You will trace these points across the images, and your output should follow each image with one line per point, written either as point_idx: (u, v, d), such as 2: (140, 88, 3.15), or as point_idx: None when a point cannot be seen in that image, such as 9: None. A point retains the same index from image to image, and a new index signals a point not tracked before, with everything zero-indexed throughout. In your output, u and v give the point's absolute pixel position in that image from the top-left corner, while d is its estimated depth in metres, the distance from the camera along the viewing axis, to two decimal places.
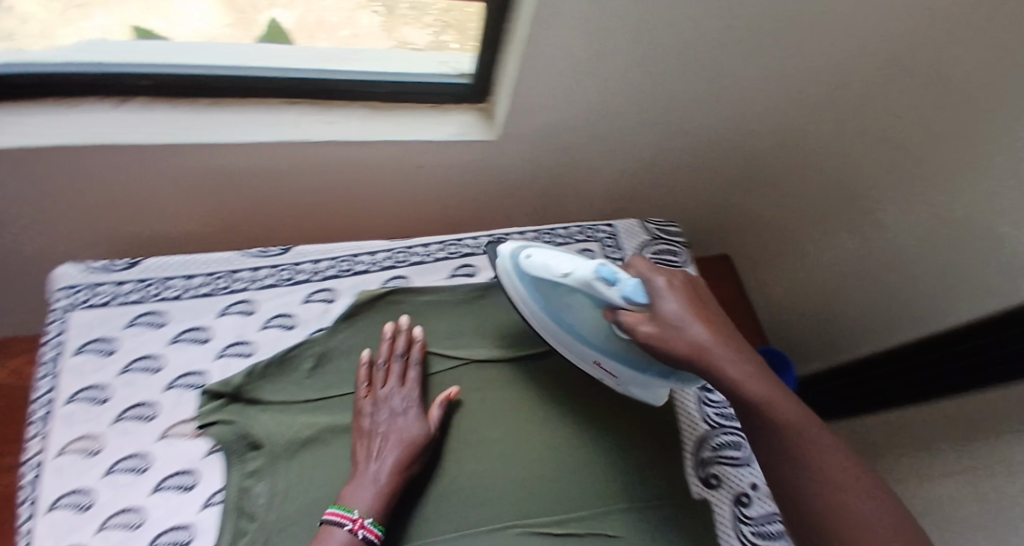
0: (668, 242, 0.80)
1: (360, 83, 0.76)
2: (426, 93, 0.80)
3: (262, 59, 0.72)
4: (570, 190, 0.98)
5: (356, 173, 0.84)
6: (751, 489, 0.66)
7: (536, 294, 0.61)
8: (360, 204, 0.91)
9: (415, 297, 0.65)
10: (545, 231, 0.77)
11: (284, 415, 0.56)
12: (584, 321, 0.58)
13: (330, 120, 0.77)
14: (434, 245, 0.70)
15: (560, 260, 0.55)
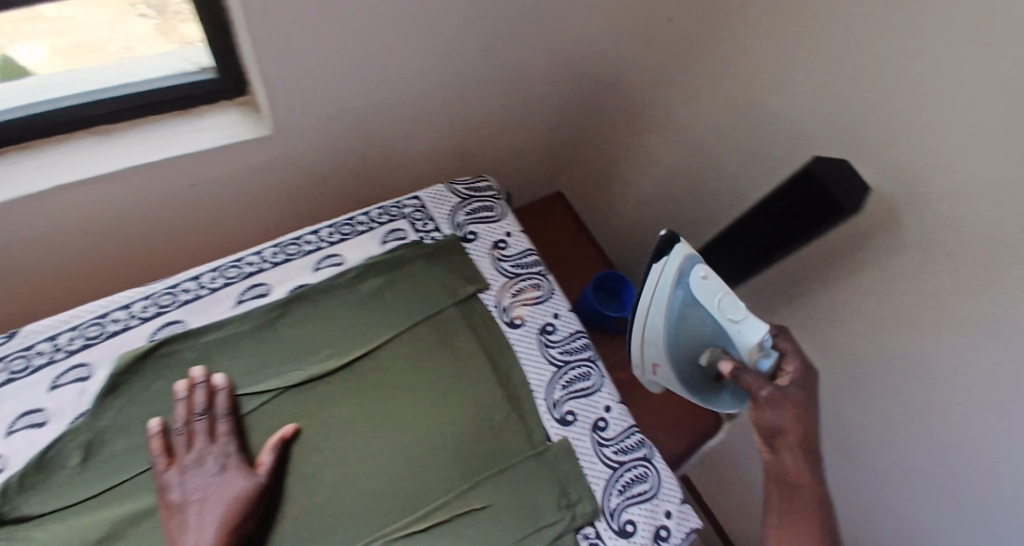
0: (481, 200, 0.78)
1: (92, 107, 0.69)
2: (174, 99, 0.73)
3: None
4: (386, 161, 0.93)
5: (130, 204, 0.76)
6: (605, 412, 0.69)
7: (664, 306, 0.62)
8: (153, 233, 0.83)
9: (193, 341, 0.59)
10: (343, 221, 0.70)
11: (62, 521, 0.49)
12: (701, 332, 0.63)
13: (81, 147, 0.70)
14: (205, 274, 0.63)
15: (729, 301, 0.60)
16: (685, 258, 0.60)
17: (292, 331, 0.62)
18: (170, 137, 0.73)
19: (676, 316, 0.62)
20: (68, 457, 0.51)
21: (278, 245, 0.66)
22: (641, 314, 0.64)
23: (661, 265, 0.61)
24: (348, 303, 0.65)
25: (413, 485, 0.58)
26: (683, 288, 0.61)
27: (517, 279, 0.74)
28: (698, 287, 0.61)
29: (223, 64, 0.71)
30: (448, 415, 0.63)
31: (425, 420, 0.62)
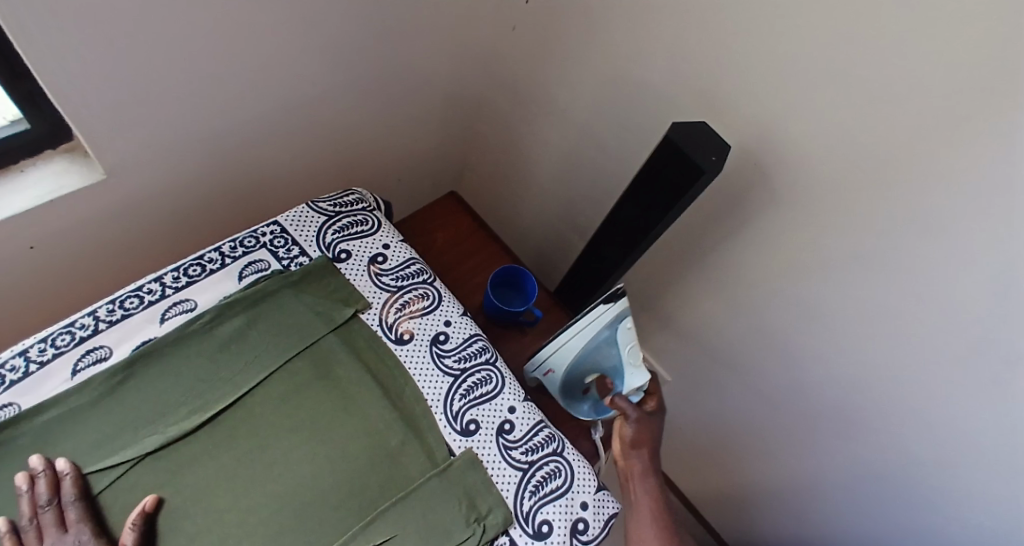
0: (350, 215, 0.74)
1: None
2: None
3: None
4: (244, 191, 0.87)
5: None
6: (510, 413, 0.67)
7: (593, 335, 0.68)
8: (8, 306, 0.75)
9: (34, 421, 0.52)
10: (191, 261, 0.65)
11: None
12: (602, 358, 0.71)
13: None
14: (32, 344, 0.56)
15: (631, 348, 0.70)
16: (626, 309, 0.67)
17: (146, 390, 0.56)
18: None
19: (593, 345, 0.69)
20: None
21: (113, 301, 0.60)
22: (568, 333, 0.67)
23: (607, 307, 0.67)
24: (211, 351, 0.60)
25: (301, 534, 0.54)
26: (610, 329, 0.68)
27: (401, 292, 0.71)
28: (622, 331, 0.69)
29: (35, 112, 0.63)
30: (335, 450, 0.59)
31: (307, 461, 0.57)
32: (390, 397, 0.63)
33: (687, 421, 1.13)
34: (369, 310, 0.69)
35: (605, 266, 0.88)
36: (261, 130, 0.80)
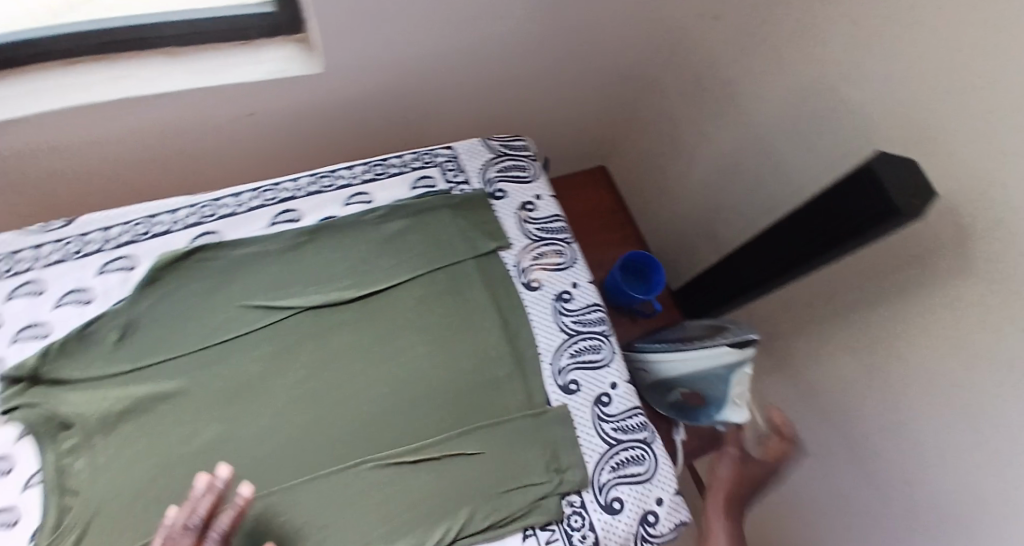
0: (514, 159, 0.77)
1: (163, 29, 0.72)
2: (234, 29, 0.75)
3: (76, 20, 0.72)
4: (415, 118, 0.94)
5: (192, 126, 0.80)
6: (611, 388, 0.68)
7: (705, 366, 0.65)
8: (215, 159, 0.88)
9: (229, 252, 0.61)
10: (377, 161, 0.72)
11: (91, 391, 0.53)
12: (705, 386, 0.68)
13: (147, 68, 0.74)
14: (246, 192, 0.65)
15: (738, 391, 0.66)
16: (750, 357, 0.62)
17: (317, 259, 0.64)
18: (197, 72, 0.74)
19: (703, 374, 0.66)
20: (109, 336, 0.55)
21: (314, 175, 0.68)
22: (684, 353, 0.66)
23: (729, 349, 0.62)
24: (371, 241, 0.66)
25: (401, 422, 0.59)
26: (725, 369, 0.64)
27: (541, 244, 0.73)
28: (736, 374, 0.65)
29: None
30: (447, 363, 0.63)
31: (421, 363, 0.62)
32: (507, 334, 0.67)
33: None
34: (507, 249, 0.72)
35: (738, 282, 0.85)
36: (452, 62, 0.86)
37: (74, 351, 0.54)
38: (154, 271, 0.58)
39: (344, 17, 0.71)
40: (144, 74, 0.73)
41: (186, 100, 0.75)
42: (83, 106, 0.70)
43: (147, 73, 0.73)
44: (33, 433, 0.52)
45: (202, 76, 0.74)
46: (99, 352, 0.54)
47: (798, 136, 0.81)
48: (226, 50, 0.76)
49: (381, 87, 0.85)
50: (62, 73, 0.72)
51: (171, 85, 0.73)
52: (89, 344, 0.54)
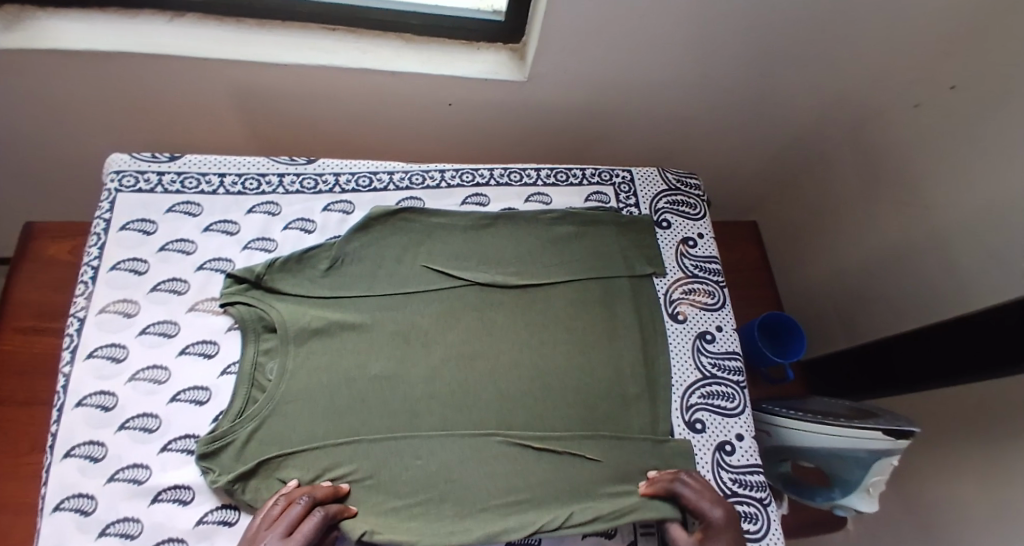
0: (686, 195, 0.79)
1: (407, 16, 0.82)
2: (464, 30, 0.85)
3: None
4: (582, 135, 0.99)
5: (399, 104, 0.90)
6: (736, 439, 0.67)
7: (843, 447, 0.64)
8: (402, 135, 0.97)
9: (426, 218, 0.69)
10: (561, 169, 0.77)
11: (298, 305, 0.62)
12: (836, 466, 0.66)
13: (381, 46, 0.84)
14: (449, 170, 0.72)
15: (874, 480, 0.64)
16: (901, 447, 0.60)
17: (492, 242, 0.70)
18: (419, 58, 0.84)
19: (838, 452, 0.65)
20: (319, 266, 0.64)
21: (507, 169, 0.74)
22: (825, 427, 0.65)
23: (880, 434, 0.61)
24: (541, 239, 0.72)
25: (535, 407, 0.63)
26: (868, 453, 0.63)
27: (693, 280, 0.74)
28: (878, 461, 0.63)
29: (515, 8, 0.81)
30: (587, 369, 0.66)
31: (562, 360, 0.66)
32: (646, 357, 0.68)
33: None
34: (661, 276, 0.74)
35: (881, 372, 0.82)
36: (636, 92, 0.91)
37: (291, 270, 0.63)
38: (365, 220, 0.66)
39: (563, 34, 0.78)
40: (378, 50, 0.83)
41: (404, 80, 0.85)
42: (327, 66, 0.81)
43: (380, 50, 0.83)
44: (242, 328, 0.60)
45: (423, 62, 0.84)
46: (308, 277, 0.63)
47: (987, 237, 0.77)
48: (446, 45, 0.86)
49: (566, 101, 0.91)
50: (310, 32, 0.82)
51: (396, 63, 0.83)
52: (302, 268, 0.63)
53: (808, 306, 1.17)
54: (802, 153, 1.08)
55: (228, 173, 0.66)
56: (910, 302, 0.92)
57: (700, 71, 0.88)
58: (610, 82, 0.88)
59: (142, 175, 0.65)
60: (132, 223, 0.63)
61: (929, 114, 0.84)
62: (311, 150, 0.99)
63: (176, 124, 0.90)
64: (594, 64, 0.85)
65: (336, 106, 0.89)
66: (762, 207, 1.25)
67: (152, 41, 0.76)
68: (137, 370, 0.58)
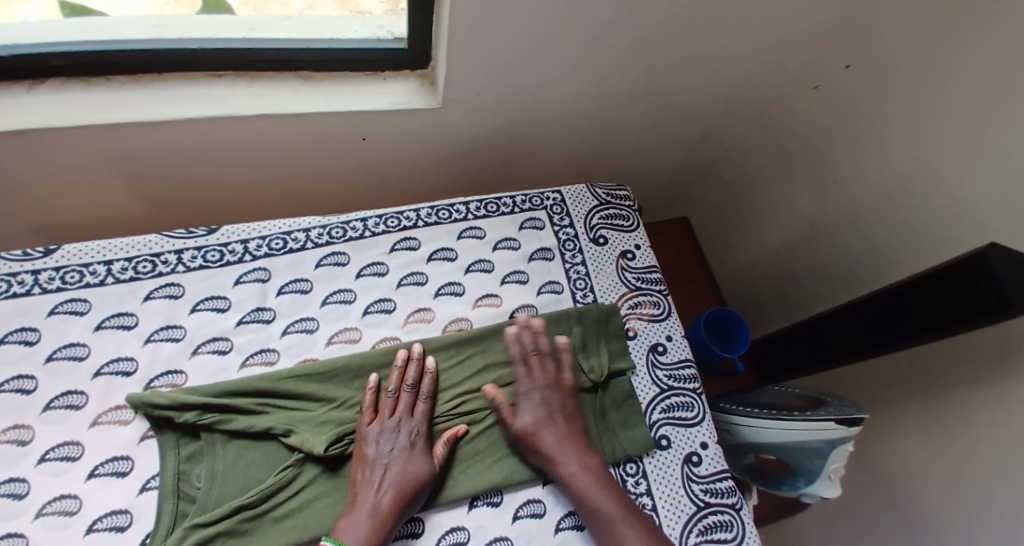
0: (617, 208, 0.79)
1: (300, 52, 0.76)
2: (365, 60, 0.79)
3: (210, 33, 0.73)
4: (505, 154, 0.98)
5: (306, 148, 0.84)
6: (701, 448, 0.67)
7: (801, 441, 0.65)
8: (315, 179, 0.92)
9: (352, 275, 0.63)
10: (490, 200, 0.74)
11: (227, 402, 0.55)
12: (797, 460, 0.68)
13: (277, 88, 0.78)
14: (372, 218, 0.67)
15: (835, 466, 0.66)
16: (855, 435, 0.63)
17: (429, 291, 0.66)
18: (320, 97, 0.79)
19: (799, 446, 0.66)
20: (240, 348, 0.58)
21: (433, 208, 0.71)
22: (786, 423, 0.66)
23: (835, 426, 0.63)
24: (481, 277, 0.69)
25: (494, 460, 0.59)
26: (825, 443, 0.65)
27: (637, 293, 0.74)
28: (835, 449, 0.65)
29: (418, 36, 0.77)
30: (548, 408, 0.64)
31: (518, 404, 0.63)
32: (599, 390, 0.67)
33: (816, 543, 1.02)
34: (606, 295, 0.73)
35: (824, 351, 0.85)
36: (552, 107, 0.90)
37: (206, 357, 0.57)
38: (285, 287, 0.61)
39: (471, 59, 0.76)
40: (274, 93, 0.77)
41: (308, 123, 0.79)
42: (219, 117, 0.74)
43: (276, 92, 0.77)
44: (160, 436, 0.53)
45: (324, 101, 0.78)
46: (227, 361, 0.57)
47: (898, 210, 0.82)
48: (348, 78, 0.81)
49: (481, 123, 0.89)
50: (194, 82, 0.74)
51: (295, 107, 0.77)
52: (219, 353, 0.57)
53: (743, 290, 1.21)
54: (718, 144, 1.11)
55: (116, 262, 0.59)
56: (836, 277, 0.97)
57: (615, 79, 0.87)
58: (525, 100, 0.87)
59: (13, 278, 0.57)
60: (8, 336, 0.55)
61: (827, 99, 0.88)
62: (216, 208, 0.92)
63: (51, 200, 0.80)
64: (507, 85, 0.83)
65: (235, 158, 0.82)
66: (687, 199, 1.28)
67: (9, 114, 0.67)
68: (40, 504, 0.49)
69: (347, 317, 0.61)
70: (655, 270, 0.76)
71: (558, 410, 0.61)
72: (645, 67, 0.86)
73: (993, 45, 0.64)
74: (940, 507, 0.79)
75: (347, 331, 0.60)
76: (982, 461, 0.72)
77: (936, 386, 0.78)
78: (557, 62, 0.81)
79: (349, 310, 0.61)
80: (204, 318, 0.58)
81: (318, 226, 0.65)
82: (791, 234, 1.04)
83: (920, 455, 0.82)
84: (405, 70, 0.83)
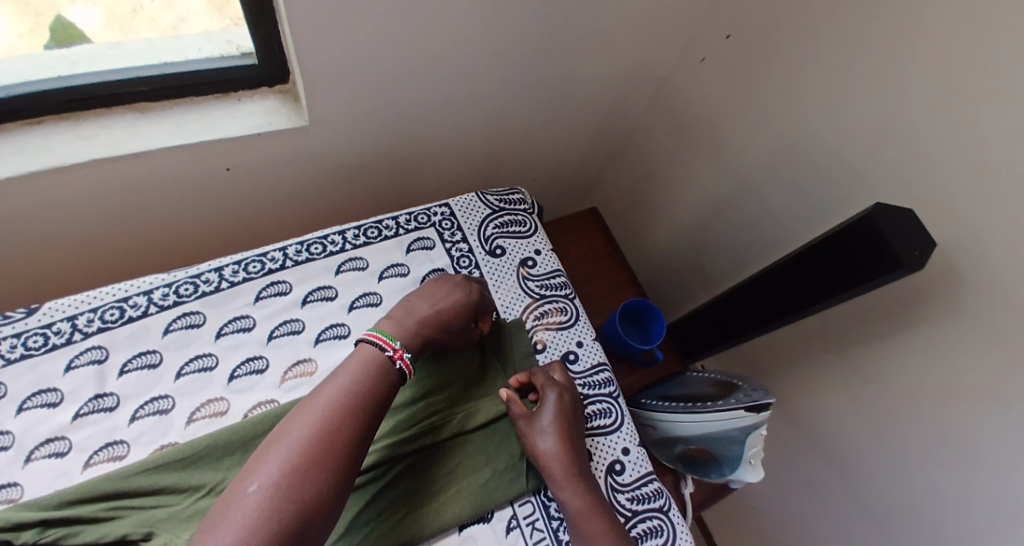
0: (512, 213, 0.75)
1: (130, 83, 0.66)
2: (211, 83, 0.70)
3: (24, 75, 0.63)
4: (396, 167, 0.91)
5: (161, 190, 0.75)
6: (623, 454, 0.65)
7: (718, 430, 0.65)
8: (183, 220, 0.82)
9: (213, 338, 0.56)
10: (370, 224, 0.68)
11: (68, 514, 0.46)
12: (717, 448, 0.68)
13: (112, 128, 0.68)
14: (231, 266, 0.60)
15: (753, 450, 0.66)
16: (766, 419, 0.63)
17: (307, 339, 0.59)
18: (164, 132, 0.69)
19: (716, 435, 0.66)
20: (81, 446, 0.50)
21: (303, 243, 0.64)
22: (701, 415, 0.66)
23: (746, 414, 0.63)
24: (367, 313, 0.63)
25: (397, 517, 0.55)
26: (740, 431, 0.65)
27: (542, 301, 0.71)
28: (750, 435, 0.65)
29: (267, 51, 0.68)
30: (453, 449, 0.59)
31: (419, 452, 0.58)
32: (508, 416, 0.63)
33: (756, 509, 1.04)
34: (509, 309, 0.69)
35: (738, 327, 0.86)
36: (437, 114, 0.84)
37: (42, 463, 0.49)
38: (129, 364, 0.53)
39: (330, 73, 0.69)
40: (109, 133, 0.67)
41: (156, 163, 0.70)
42: (40, 170, 0.64)
43: (112, 132, 0.67)
44: None
45: (169, 136, 0.69)
46: (68, 463, 0.49)
47: (789, 179, 0.82)
48: (198, 107, 0.71)
49: (360, 139, 0.82)
50: (12, 133, 0.65)
51: (135, 147, 0.67)
52: (56, 455, 0.49)
53: (663, 270, 1.19)
54: (619, 128, 1.09)
55: None
56: (745, 250, 0.96)
57: (498, 75, 0.82)
58: (405, 110, 0.80)
59: None
60: None
61: (711, 75, 0.87)
62: (74, 266, 0.81)
63: None
64: (380, 96, 0.76)
65: (77, 212, 0.72)
66: (599, 185, 1.25)
67: None
68: None
69: (210, 387, 0.54)
70: (559, 274, 0.73)
71: (568, 431, 0.59)
72: (527, 62, 0.82)
73: (856, 7, 0.63)
74: (863, 463, 0.80)
75: (211, 404, 0.53)
76: (889, 417, 0.74)
77: (842, 348, 0.79)
78: (430, 67, 0.75)
79: (211, 378, 0.54)
80: (34, 419, 0.50)
81: (166, 286, 0.57)
82: (697, 210, 1.03)
83: (834, 417, 0.83)
84: (265, 91, 0.74)
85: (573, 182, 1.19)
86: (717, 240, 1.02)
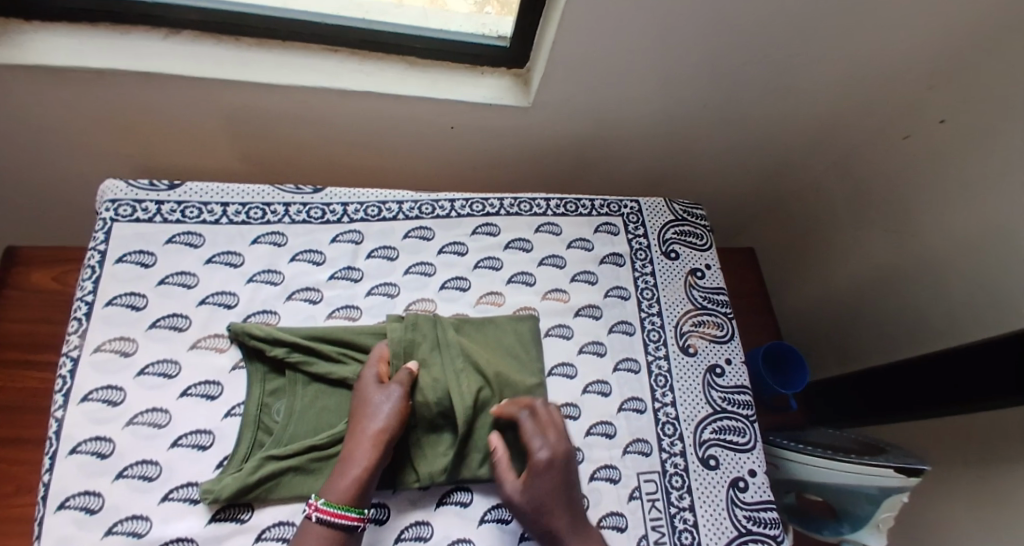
0: (693, 226, 0.80)
1: (411, 38, 0.79)
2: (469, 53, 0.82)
3: (332, 10, 0.76)
4: (585, 160, 0.99)
5: (401, 130, 0.87)
6: (749, 475, 0.66)
7: (855, 485, 0.65)
8: (403, 159, 0.94)
9: (433, 251, 0.67)
10: (571, 199, 0.76)
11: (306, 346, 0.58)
12: (843, 504, 0.67)
13: (387, 69, 0.80)
14: (459, 199, 0.70)
15: (885, 514, 0.66)
16: (913, 486, 0.63)
17: (503, 277, 0.69)
18: (422, 83, 0.81)
19: (849, 489, 0.65)
20: (328, 300, 0.62)
21: (516, 199, 0.73)
22: (838, 464, 0.65)
23: (893, 475, 0.62)
24: (551, 271, 0.71)
25: None
26: (879, 491, 0.64)
27: (702, 312, 0.74)
28: (888, 498, 0.64)
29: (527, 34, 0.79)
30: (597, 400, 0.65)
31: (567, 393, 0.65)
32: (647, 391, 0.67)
33: None
34: (671, 309, 0.74)
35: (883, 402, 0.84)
36: (641, 121, 0.91)
37: (298, 304, 0.61)
38: (374, 252, 0.65)
39: (575, 64, 0.78)
40: (386, 72, 0.80)
41: (410, 107, 0.82)
42: (331, 90, 0.76)
43: (387, 71, 0.80)
44: (249, 366, 0.58)
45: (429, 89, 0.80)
46: (315, 310, 0.62)
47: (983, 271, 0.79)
48: (452, 70, 0.83)
49: (570, 127, 0.91)
50: (310, 52, 0.78)
51: (402, 89, 0.79)
52: (309, 301, 0.62)
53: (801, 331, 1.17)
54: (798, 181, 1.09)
55: (225, 204, 0.64)
56: (905, 331, 0.93)
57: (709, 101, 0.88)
58: (617, 111, 0.88)
59: (141, 206, 0.62)
60: (129, 255, 0.60)
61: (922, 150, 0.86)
62: (308, 173, 0.95)
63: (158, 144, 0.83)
64: (603, 93, 0.84)
65: (336, 130, 0.85)
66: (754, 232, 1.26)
67: (139, 62, 0.70)
68: (131, 416, 0.54)
69: (425, 288, 0.65)
70: (723, 291, 0.76)
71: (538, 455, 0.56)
72: (742, 95, 0.87)
73: None
74: None
75: (423, 301, 0.65)
76: None
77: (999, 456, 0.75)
78: (657, 79, 0.82)
79: (426, 282, 0.66)
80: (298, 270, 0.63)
81: (408, 200, 0.69)
82: (860, 280, 1.01)
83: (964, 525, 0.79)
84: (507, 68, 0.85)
85: (731, 223, 1.21)
86: (873, 314, 0.99)
